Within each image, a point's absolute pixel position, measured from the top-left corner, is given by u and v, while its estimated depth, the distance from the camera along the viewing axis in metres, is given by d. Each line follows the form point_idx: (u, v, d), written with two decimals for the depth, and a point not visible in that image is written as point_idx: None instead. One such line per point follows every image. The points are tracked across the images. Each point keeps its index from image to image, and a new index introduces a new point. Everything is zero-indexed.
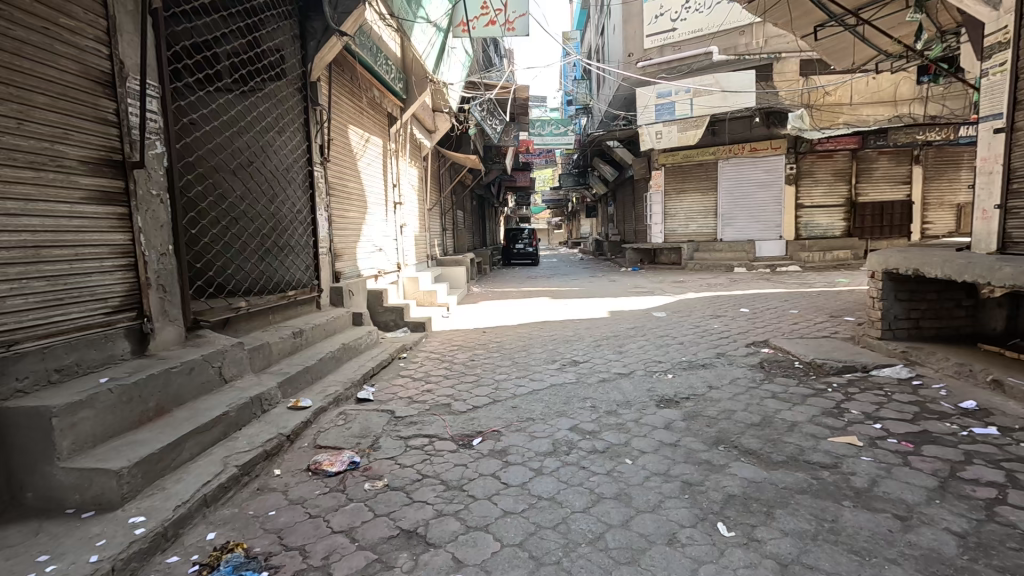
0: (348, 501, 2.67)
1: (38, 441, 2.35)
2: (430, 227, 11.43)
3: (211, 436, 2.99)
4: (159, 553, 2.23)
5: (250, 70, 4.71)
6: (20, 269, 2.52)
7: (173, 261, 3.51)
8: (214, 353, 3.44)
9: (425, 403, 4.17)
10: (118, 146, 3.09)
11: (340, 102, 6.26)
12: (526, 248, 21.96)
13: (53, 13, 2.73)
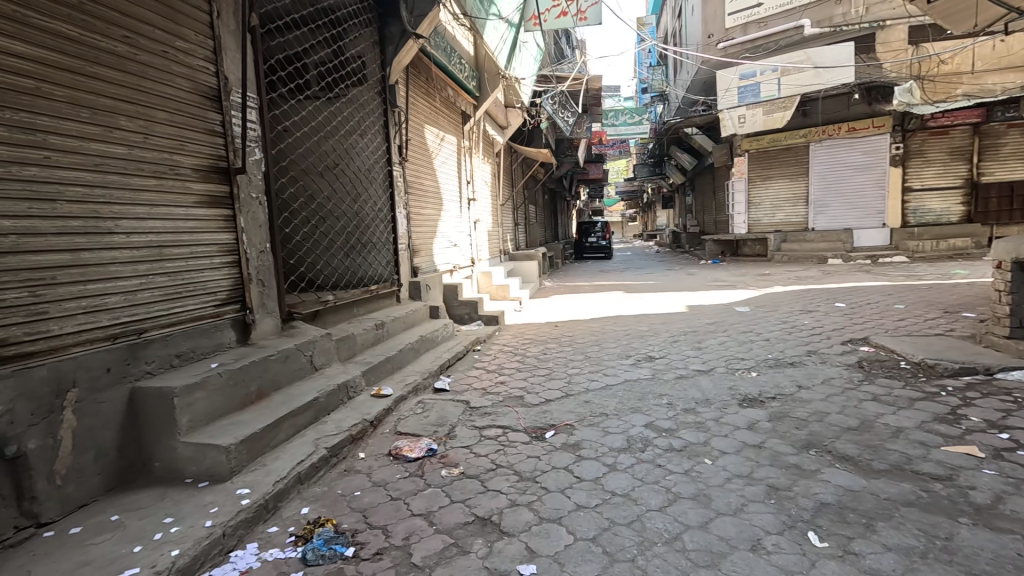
0: (426, 486, 2.79)
1: (162, 418, 2.66)
2: (503, 222, 11.58)
3: (304, 419, 3.24)
4: (262, 523, 2.46)
5: (335, 77, 5.01)
6: (148, 267, 2.87)
7: (270, 257, 3.85)
8: (306, 343, 3.72)
9: (499, 395, 4.24)
10: (223, 154, 3.42)
11: (417, 103, 6.51)
12: (600, 241, 21.61)
13: (171, 37, 3.06)
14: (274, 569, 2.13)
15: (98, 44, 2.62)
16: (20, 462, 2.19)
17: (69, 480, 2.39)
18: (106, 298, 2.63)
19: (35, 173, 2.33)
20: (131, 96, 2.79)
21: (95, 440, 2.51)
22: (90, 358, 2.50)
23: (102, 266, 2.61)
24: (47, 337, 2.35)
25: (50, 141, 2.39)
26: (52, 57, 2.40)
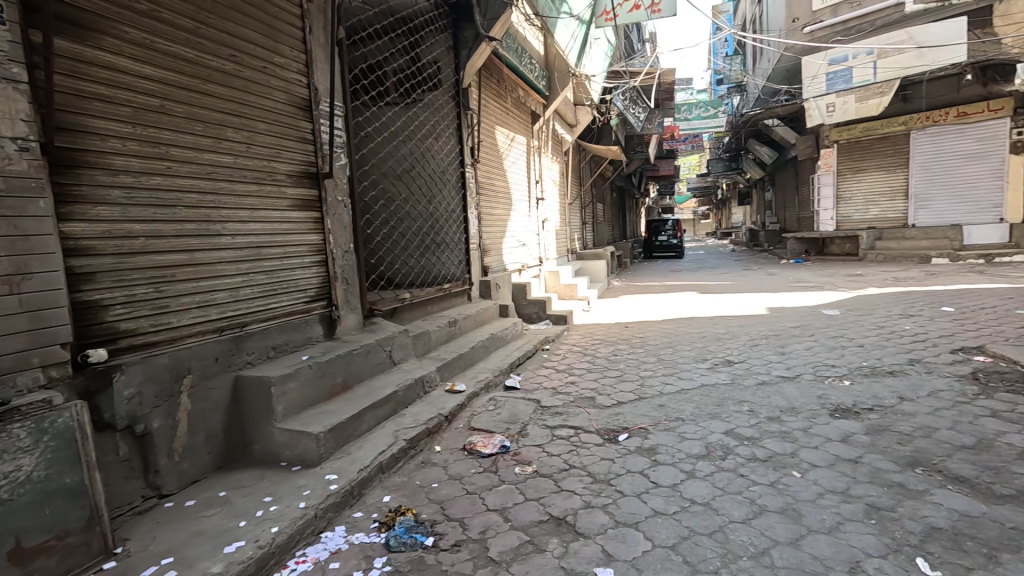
0: (501, 482, 2.84)
1: (261, 405, 2.89)
2: (571, 221, 11.51)
3: (384, 411, 3.41)
4: (348, 508, 2.61)
5: (412, 83, 5.20)
6: (249, 266, 3.13)
7: (353, 257, 4.07)
8: (385, 339, 3.90)
9: (570, 395, 4.22)
10: (313, 160, 3.66)
11: (489, 104, 6.61)
12: (670, 240, 20.91)
13: (270, 54, 3.31)
14: (360, 552, 2.25)
15: (210, 64, 2.88)
16: (146, 439, 2.47)
17: (184, 458, 2.65)
18: (215, 294, 2.89)
19: (159, 182, 2.61)
20: (236, 109, 3.05)
21: (206, 423, 2.77)
22: (201, 348, 2.77)
23: (212, 265, 2.88)
24: (168, 328, 2.62)
25: (171, 153, 2.66)
26: (173, 77, 2.67)
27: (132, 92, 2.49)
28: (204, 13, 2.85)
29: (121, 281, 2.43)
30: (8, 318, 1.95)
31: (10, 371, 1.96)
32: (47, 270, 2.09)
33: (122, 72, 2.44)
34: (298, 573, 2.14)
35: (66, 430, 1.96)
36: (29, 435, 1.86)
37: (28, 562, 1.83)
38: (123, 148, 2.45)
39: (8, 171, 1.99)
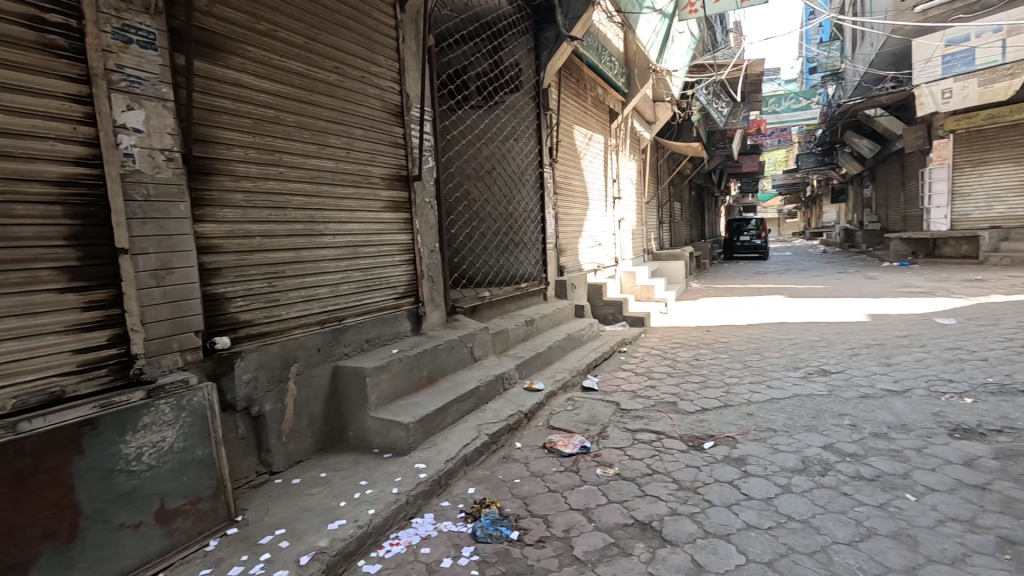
0: (583, 482, 2.83)
1: (356, 394, 3.08)
2: (647, 220, 11.20)
3: (467, 406, 3.51)
4: (436, 496, 2.72)
5: (494, 86, 5.31)
6: (347, 264, 3.35)
7: (438, 256, 4.23)
8: (467, 335, 4.01)
9: (650, 399, 4.13)
10: (404, 163, 3.85)
11: (568, 104, 6.61)
12: (753, 240, 19.77)
13: (368, 64, 3.52)
14: (449, 540, 2.35)
15: (317, 77, 3.11)
16: (260, 420, 2.72)
17: (291, 439, 2.89)
18: (317, 290, 3.12)
19: (273, 186, 2.86)
20: (338, 118, 3.27)
21: (309, 408, 2.99)
22: (307, 339, 3.00)
23: (316, 262, 3.12)
24: (278, 320, 2.87)
25: (284, 160, 2.91)
26: (287, 90, 2.92)
27: (254, 105, 2.75)
28: (312, 29, 3.08)
29: (241, 276, 2.69)
30: (155, 307, 2.24)
31: (156, 353, 2.25)
32: (185, 266, 2.36)
33: (246, 87, 2.70)
34: (393, 554, 2.27)
35: (199, 409, 2.21)
36: (171, 411, 2.11)
37: (169, 522, 2.08)
38: (244, 156, 2.71)
39: (157, 178, 2.27)
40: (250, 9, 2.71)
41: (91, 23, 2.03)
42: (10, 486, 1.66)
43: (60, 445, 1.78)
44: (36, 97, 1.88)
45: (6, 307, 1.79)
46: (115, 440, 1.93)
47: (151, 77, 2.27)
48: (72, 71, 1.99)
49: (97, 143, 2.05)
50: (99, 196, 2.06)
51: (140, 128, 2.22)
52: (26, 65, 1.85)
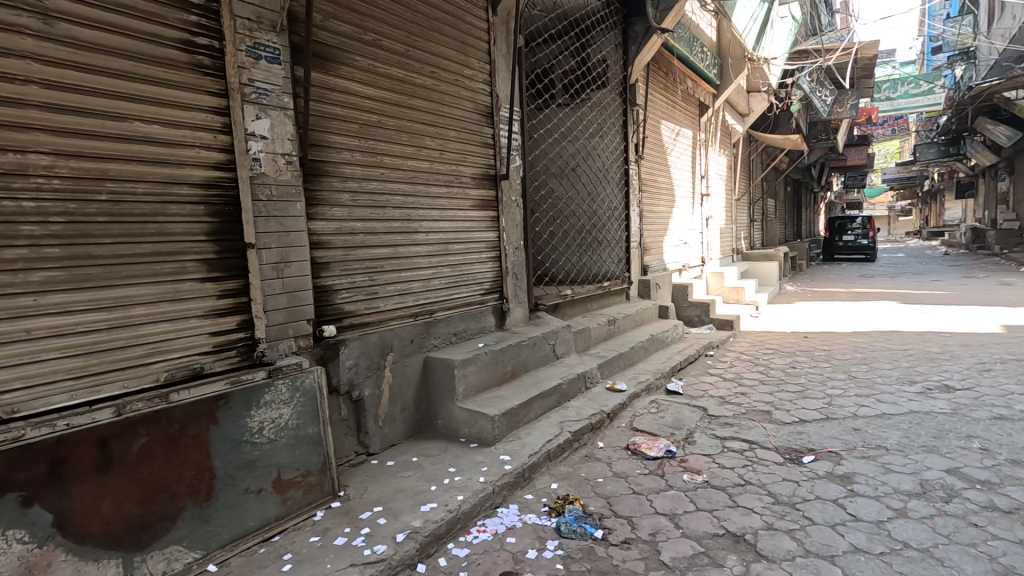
0: (669, 487, 2.76)
1: (445, 385, 3.22)
2: (737, 218, 10.60)
3: (550, 402, 3.54)
4: (520, 488, 2.78)
5: (581, 84, 5.28)
6: (438, 260, 3.50)
7: (523, 253, 4.30)
8: (550, 332, 4.04)
9: (740, 406, 3.93)
10: (492, 163, 3.95)
11: (656, 98, 6.42)
12: (859, 240, 18.02)
13: (461, 67, 3.64)
14: (533, 532, 2.39)
15: (415, 82, 3.28)
16: (360, 404, 2.92)
17: (386, 423, 3.07)
18: (411, 284, 3.30)
19: (375, 186, 3.05)
20: (434, 120, 3.43)
21: (402, 395, 3.17)
22: (401, 330, 3.18)
23: (411, 258, 3.29)
24: (377, 312, 3.07)
25: (385, 161, 3.10)
26: (389, 96, 3.10)
27: (360, 112, 2.95)
28: (412, 37, 3.25)
29: (346, 270, 2.90)
30: (275, 297, 2.48)
31: (275, 338, 2.49)
32: (300, 260, 2.60)
33: (354, 95, 2.91)
34: (480, 540, 2.35)
35: (309, 390, 2.43)
36: (287, 390, 2.34)
37: (284, 491, 2.31)
38: (351, 158, 2.91)
39: (279, 180, 2.52)
40: (358, 21, 2.91)
41: (230, 43, 2.29)
42: (163, 447, 1.93)
43: (201, 414, 2.04)
44: (186, 110, 2.15)
45: (160, 294, 2.07)
46: (243, 414, 2.18)
47: (275, 89, 2.51)
48: (214, 87, 2.25)
49: (231, 150, 2.31)
50: (232, 197, 2.32)
51: (266, 135, 2.47)
52: (180, 83, 2.13)
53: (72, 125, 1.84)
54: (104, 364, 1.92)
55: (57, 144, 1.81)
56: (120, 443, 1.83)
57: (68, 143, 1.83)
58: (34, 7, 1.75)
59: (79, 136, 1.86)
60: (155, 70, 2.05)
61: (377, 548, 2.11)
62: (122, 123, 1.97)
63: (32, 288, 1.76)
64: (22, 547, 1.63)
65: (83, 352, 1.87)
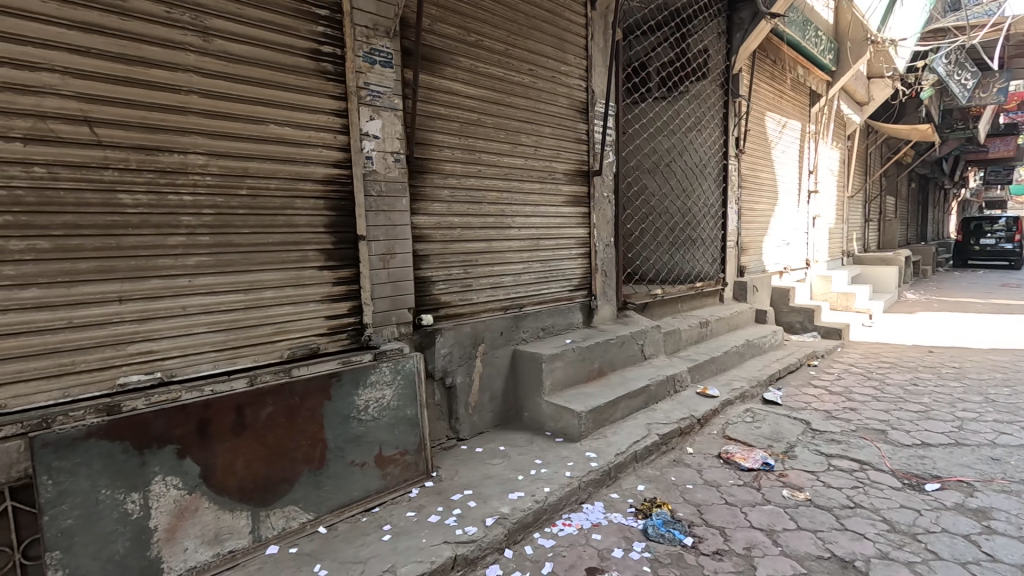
0: (766, 501, 2.61)
1: (532, 378, 3.27)
2: (849, 217, 9.66)
3: (637, 402, 3.48)
4: (605, 486, 2.76)
5: (680, 75, 5.09)
6: (529, 255, 3.56)
7: (613, 250, 4.24)
8: (639, 332, 3.96)
9: (849, 422, 3.60)
10: (586, 159, 3.93)
11: (761, 88, 6.02)
12: (1000, 244, 15.68)
13: (559, 64, 3.65)
14: (620, 532, 2.37)
15: (513, 80, 3.34)
16: (452, 390, 3.06)
17: (475, 411, 3.19)
18: (503, 278, 3.38)
19: (474, 182, 3.16)
20: (530, 117, 3.47)
21: (491, 385, 3.27)
22: (492, 323, 3.27)
23: (503, 252, 3.37)
24: (470, 303, 3.19)
25: (483, 158, 3.20)
26: (489, 95, 3.20)
27: (462, 111, 3.07)
28: (512, 36, 3.31)
29: (444, 262, 3.04)
30: (381, 286, 2.67)
31: (380, 324, 2.68)
32: (403, 252, 2.76)
33: (457, 94, 3.03)
34: (565, 533, 2.37)
35: (408, 374, 2.59)
36: (390, 372, 2.51)
37: (384, 466, 2.48)
38: (451, 156, 3.04)
39: (388, 177, 2.69)
40: (462, 24, 3.02)
41: (350, 50, 2.48)
42: (285, 417, 2.16)
43: (317, 390, 2.26)
44: (312, 114, 2.37)
45: (286, 279, 2.31)
46: (352, 392, 2.37)
47: (387, 91, 2.68)
48: (335, 91, 2.45)
49: (348, 149, 2.51)
50: (347, 193, 2.51)
51: (378, 135, 2.64)
52: (307, 89, 2.35)
53: (222, 129, 2.10)
54: (240, 340, 2.19)
55: (210, 145, 2.07)
56: (252, 410, 2.07)
57: (218, 144, 2.09)
58: (196, 26, 2.01)
59: (227, 139, 2.11)
60: (287, 77, 2.28)
61: (469, 529, 2.20)
62: (260, 126, 2.21)
63: (188, 270, 2.03)
64: (177, 492, 1.90)
65: (225, 328, 2.14)
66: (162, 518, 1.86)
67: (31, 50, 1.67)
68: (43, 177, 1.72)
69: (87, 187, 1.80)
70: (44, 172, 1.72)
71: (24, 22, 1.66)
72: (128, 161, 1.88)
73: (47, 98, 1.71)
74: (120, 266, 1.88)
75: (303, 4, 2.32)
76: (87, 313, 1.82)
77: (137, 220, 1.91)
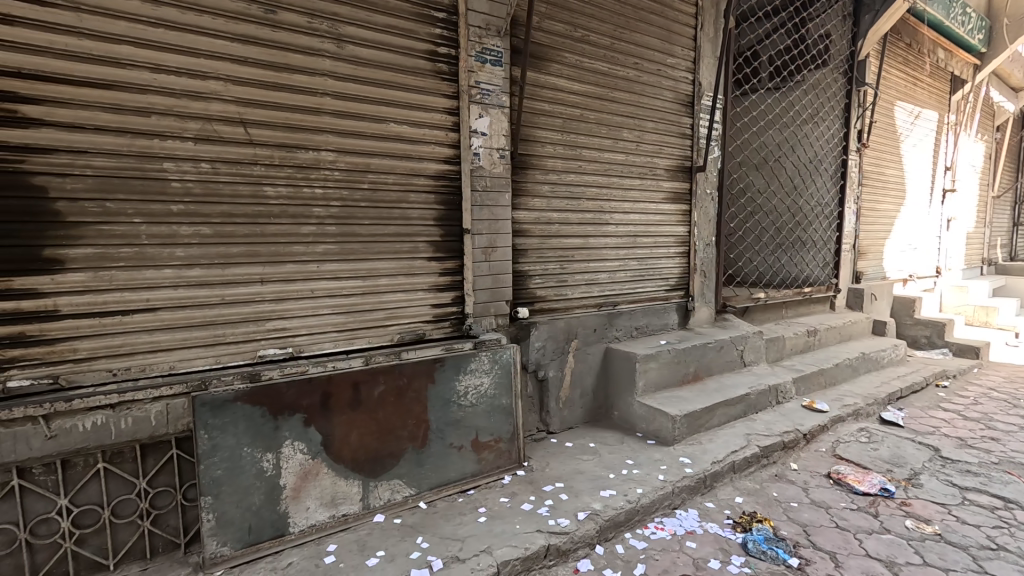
0: (884, 530, 2.38)
1: (625, 377, 3.22)
2: (993, 220, 8.44)
3: (735, 410, 3.31)
4: (700, 495, 2.67)
5: (797, 64, 4.69)
6: (626, 252, 3.50)
7: (714, 250, 4.05)
8: (739, 337, 3.75)
9: (988, 453, 3.17)
10: (689, 154, 3.79)
11: (891, 75, 5.43)
12: None
13: (665, 56, 3.55)
14: (716, 543, 2.28)
15: (618, 74, 3.30)
16: (544, 383, 3.10)
17: (566, 406, 3.21)
18: (598, 275, 3.36)
19: (574, 179, 3.17)
20: (633, 112, 3.41)
21: (583, 381, 3.27)
22: (586, 319, 3.27)
23: (600, 249, 3.35)
24: (565, 298, 3.21)
25: (584, 154, 3.19)
26: (593, 90, 3.18)
27: (566, 106, 3.08)
28: (619, 30, 3.26)
29: (541, 257, 3.09)
30: (482, 278, 2.76)
31: (480, 314, 2.78)
32: (504, 246, 2.84)
33: (561, 90, 3.05)
34: (657, 537, 2.33)
35: (505, 364, 2.67)
36: (488, 361, 2.61)
37: (480, 451, 2.58)
38: (553, 152, 3.07)
39: (493, 173, 2.77)
40: (570, 20, 3.03)
41: (463, 51, 2.59)
42: (394, 396, 2.32)
43: (423, 373, 2.40)
44: (427, 112, 2.50)
45: (399, 268, 2.47)
46: (453, 377, 2.49)
47: (496, 89, 2.76)
48: (449, 90, 2.57)
49: (458, 146, 2.62)
50: (456, 188, 2.63)
51: (485, 132, 2.73)
52: (424, 89, 2.48)
53: (351, 128, 2.28)
54: (358, 322, 2.37)
55: (340, 143, 2.26)
56: (366, 387, 2.24)
57: (346, 142, 2.27)
58: (332, 34, 2.20)
59: (353, 136, 2.29)
60: (406, 78, 2.42)
61: (561, 521, 2.24)
62: (382, 125, 2.37)
63: (317, 257, 2.24)
64: (302, 456, 2.10)
65: (345, 311, 2.33)
66: (290, 478, 2.08)
67: (201, 61, 1.92)
68: (207, 172, 1.97)
69: (240, 181, 2.04)
70: (208, 167, 1.97)
71: (196, 36, 1.90)
72: (273, 158, 2.11)
73: (212, 103, 1.96)
74: (263, 251, 2.11)
75: (423, 8, 2.45)
76: (236, 291, 2.06)
77: (278, 210, 2.14)
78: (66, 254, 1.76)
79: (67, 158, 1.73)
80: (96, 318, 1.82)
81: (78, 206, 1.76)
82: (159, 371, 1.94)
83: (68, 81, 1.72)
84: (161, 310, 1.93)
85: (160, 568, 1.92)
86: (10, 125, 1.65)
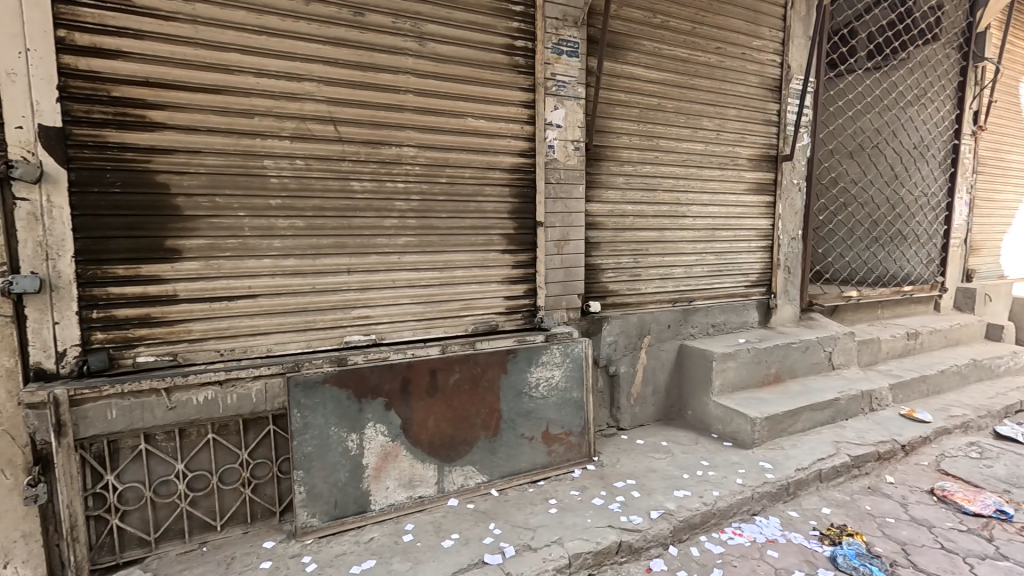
0: (1000, 556, 2.14)
1: (701, 376, 3.11)
2: None
3: (822, 416, 3.10)
4: (782, 502, 2.52)
5: (902, 40, 4.26)
6: (704, 246, 3.36)
7: (800, 244, 3.80)
8: (828, 338, 3.49)
9: None
10: (775, 143, 3.57)
11: (1017, 47, 4.81)
12: None
13: (751, 39, 3.35)
14: (801, 554, 2.15)
15: (699, 60, 3.16)
16: (616, 378, 3.05)
17: (637, 402, 3.14)
18: (674, 270, 3.26)
19: (650, 170, 3.08)
20: (715, 99, 3.26)
21: (655, 378, 3.19)
22: (660, 315, 3.18)
23: (676, 242, 3.24)
24: (638, 293, 3.14)
25: (661, 145, 3.10)
26: (672, 78, 3.07)
27: (643, 96, 3.00)
28: (701, 13, 3.12)
29: (614, 251, 3.04)
30: (555, 272, 2.77)
31: (551, 307, 2.78)
32: (577, 239, 2.82)
33: (639, 79, 2.97)
34: (735, 543, 2.23)
35: (576, 358, 2.66)
36: (560, 354, 2.61)
37: (551, 443, 2.59)
38: (628, 143, 3.00)
39: (568, 165, 2.76)
40: (649, 6, 2.94)
41: (541, 43, 2.59)
42: (469, 384, 2.38)
43: (496, 364, 2.45)
44: (503, 106, 2.53)
45: (474, 261, 2.52)
46: (525, 368, 2.52)
47: (572, 81, 2.74)
48: (525, 84, 2.58)
49: (533, 139, 2.63)
50: (530, 181, 2.65)
51: (561, 124, 2.72)
52: (501, 83, 2.51)
53: (430, 124, 2.35)
54: (435, 313, 2.45)
55: (420, 139, 2.33)
56: (442, 375, 2.32)
57: (426, 137, 2.35)
58: (415, 33, 2.27)
59: (433, 132, 2.36)
60: (484, 73, 2.46)
61: (634, 518, 2.20)
62: (460, 120, 2.42)
63: (398, 249, 2.34)
64: (383, 438, 2.21)
65: (424, 301, 2.42)
66: (372, 458, 2.19)
67: (298, 65, 2.05)
68: (301, 168, 2.11)
69: (330, 176, 2.17)
70: (302, 165, 2.11)
71: (294, 42, 2.04)
72: (359, 154, 2.22)
73: (307, 103, 2.09)
74: (349, 243, 2.23)
75: (502, 3, 2.48)
76: (325, 280, 2.20)
77: (363, 203, 2.25)
78: (182, 244, 1.95)
79: (184, 158, 1.92)
80: (207, 303, 2.00)
81: (193, 201, 1.95)
82: (259, 353, 2.11)
83: (187, 87, 1.90)
84: (261, 296, 2.09)
85: (258, 532, 2.11)
86: (139, 129, 1.85)
